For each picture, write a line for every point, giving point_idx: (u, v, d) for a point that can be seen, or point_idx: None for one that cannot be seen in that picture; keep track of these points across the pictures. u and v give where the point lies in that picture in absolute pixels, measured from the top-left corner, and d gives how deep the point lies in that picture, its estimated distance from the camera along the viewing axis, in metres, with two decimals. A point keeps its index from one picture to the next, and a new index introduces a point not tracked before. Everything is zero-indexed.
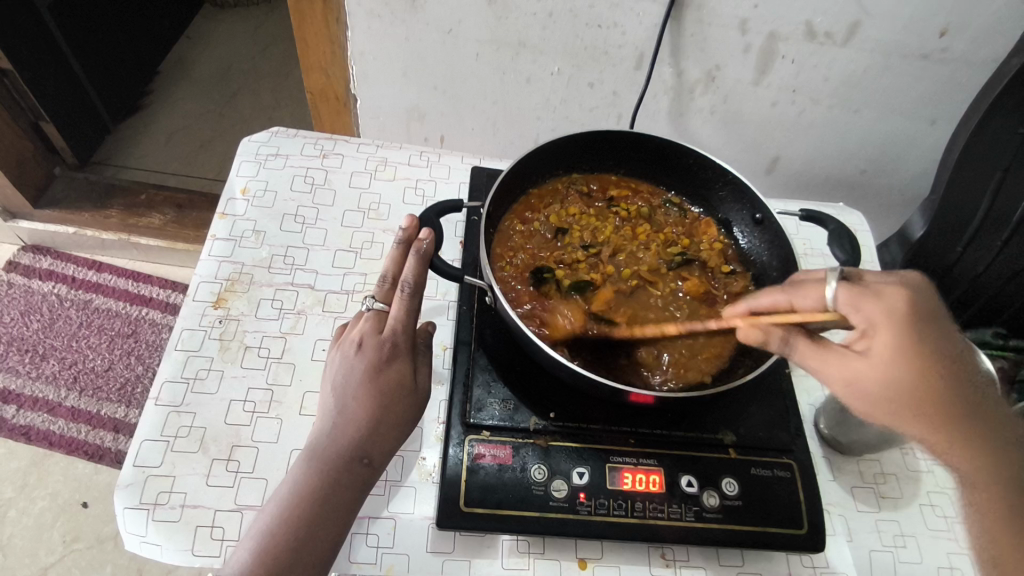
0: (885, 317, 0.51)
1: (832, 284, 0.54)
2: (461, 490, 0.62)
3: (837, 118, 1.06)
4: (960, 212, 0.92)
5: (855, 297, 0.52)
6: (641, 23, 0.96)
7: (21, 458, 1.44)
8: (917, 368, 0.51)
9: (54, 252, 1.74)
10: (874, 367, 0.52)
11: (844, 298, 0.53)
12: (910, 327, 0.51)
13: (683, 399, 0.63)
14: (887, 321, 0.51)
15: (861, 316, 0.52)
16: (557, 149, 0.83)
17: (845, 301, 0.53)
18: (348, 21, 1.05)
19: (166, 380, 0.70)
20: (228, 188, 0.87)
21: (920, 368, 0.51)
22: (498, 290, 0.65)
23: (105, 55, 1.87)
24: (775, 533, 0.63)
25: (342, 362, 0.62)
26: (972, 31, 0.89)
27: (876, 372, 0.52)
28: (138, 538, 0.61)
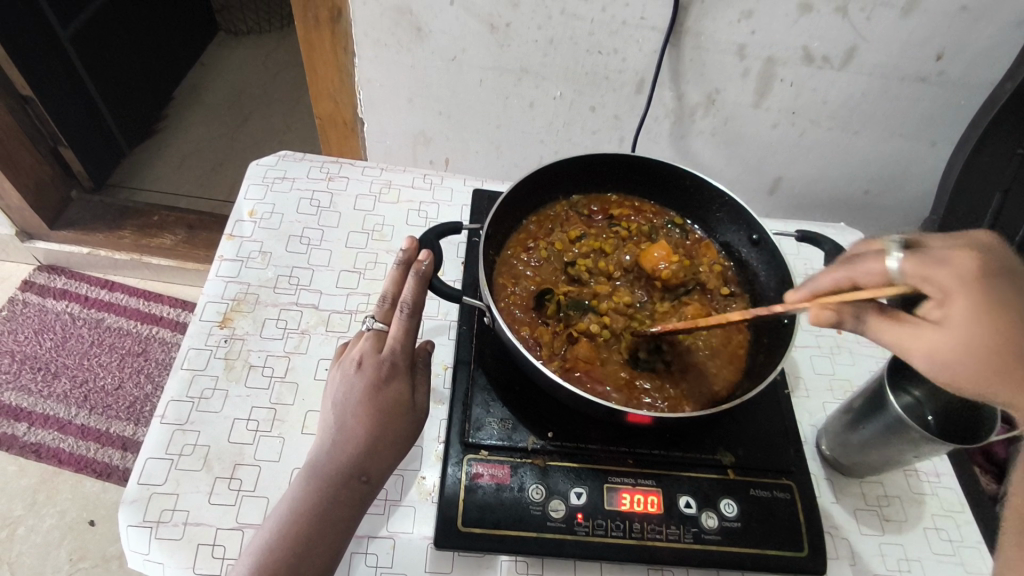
0: (966, 291, 0.47)
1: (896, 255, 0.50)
2: (458, 510, 0.62)
3: (838, 140, 1.07)
4: (963, 230, 0.90)
5: (921, 266, 0.48)
6: (640, 49, 0.98)
7: (30, 476, 1.45)
8: (998, 334, 0.47)
9: (68, 272, 1.78)
10: (958, 329, 0.48)
11: (912, 269, 0.49)
12: (989, 294, 0.47)
13: (681, 419, 0.64)
14: (963, 286, 0.47)
15: (933, 286, 0.48)
16: (556, 173, 0.85)
17: (914, 274, 0.49)
18: (355, 49, 1.08)
19: (171, 399, 0.71)
20: (236, 211, 0.89)
21: (1003, 329, 0.47)
22: (496, 310, 0.66)
23: (122, 81, 1.93)
24: (774, 556, 0.63)
25: (342, 381, 0.63)
26: (969, 55, 0.90)
27: (966, 333, 0.48)
28: (141, 556, 0.62)
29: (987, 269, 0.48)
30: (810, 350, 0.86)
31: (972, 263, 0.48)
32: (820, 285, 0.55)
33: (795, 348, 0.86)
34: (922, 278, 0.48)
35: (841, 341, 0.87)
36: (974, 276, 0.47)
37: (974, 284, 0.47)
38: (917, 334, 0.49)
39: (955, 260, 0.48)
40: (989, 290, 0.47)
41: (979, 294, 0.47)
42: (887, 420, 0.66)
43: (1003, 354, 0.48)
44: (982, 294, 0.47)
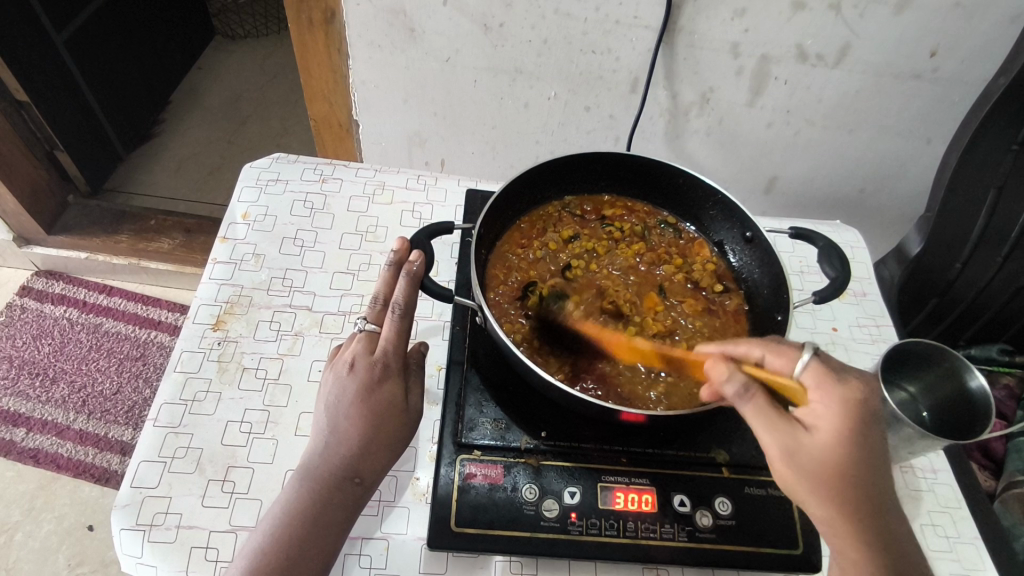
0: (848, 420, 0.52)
1: (806, 358, 0.55)
2: (452, 511, 0.62)
3: (833, 137, 1.07)
4: (956, 229, 0.91)
5: (822, 377, 0.54)
6: (634, 48, 0.98)
7: (29, 481, 1.45)
8: (838, 455, 0.51)
9: (66, 277, 1.78)
10: (816, 437, 0.52)
11: (813, 376, 0.54)
12: (849, 419, 0.52)
13: (675, 418, 0.63)
14: (837, 405, 0.52)
15: (817, 401, 0.53)
16: (549, 173, 0.85)
17: (811, 377, 0.54)
18: (349, 51, 1.08)
19: (164, 402, 0.71)
20: (229, 213, 0.89)
21: (841, 463, 0.51)
22: (488, 309, 0.66)
23: (119, 86, 1.93)
24: (769, 554, 0.62)
25: (335, 383, 0.63)
26: (962, 51, 0.90)
27: (819, 443, 0.52)
28: (134, 559, 0.61)
29: (854, 401, 0.52)
30: None
31: (856, 390, 0.53)
32: (737, 352, 0.58)
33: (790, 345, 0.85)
34: (817, 382, 0.54)
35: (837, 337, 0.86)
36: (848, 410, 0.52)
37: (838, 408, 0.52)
38: (784, 426, 0.53)
39: (842, 392, 0.53)
40: (850, 416, 0.52)
41: (843, 416, 0.52)
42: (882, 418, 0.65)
43: (839, 483, 0.51)
44: (842, 418, 0.52)
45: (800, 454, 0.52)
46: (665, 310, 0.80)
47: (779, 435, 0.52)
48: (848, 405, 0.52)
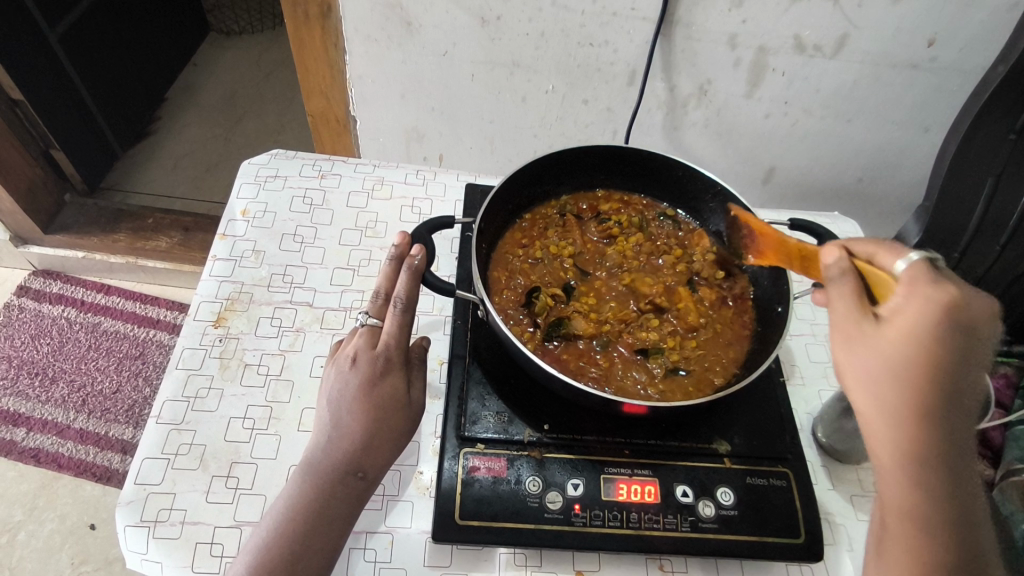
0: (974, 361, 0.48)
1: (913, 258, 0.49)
2: (456, 504, 0.62)
3: (830, 128, 1.07)
4: (955, 216, 0.91)
5: (917, 276, 0.47)
6: (632, 41, 0.98)
7: (30, 481, 1.45)
8: (926, 361, 0.46)
9: (64, 277, 1.78)
10: (889, 341, 0.47)
11: (909, 271, 0.48)
12: (944, 320, 0.45)
13: (676, 409, 0.64)
14: (926, 305, 0.46)
15: (906, 295, 0.47)
16: (547, 166, 0.85)
17: (907, 274, 0.48)
18: (346, 46, 1.08)
19: (167, 399, 0.71)
20: (229, 210, 0.89)
21: (923, 362, 0.46)
22: (489, 302, 0.66)
23: (114, 84, 1.92)
24: (771, 542, 0.63)
25: (337, 377, 0.63)
26: (960, 40, 0.90)
27: (886, 348, 0.47)
28: (139, 556, 0.62)
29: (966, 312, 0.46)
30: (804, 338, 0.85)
31: (952, 293, 0.46)
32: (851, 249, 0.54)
33: (790, 336, 0.85)
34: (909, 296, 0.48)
35: None
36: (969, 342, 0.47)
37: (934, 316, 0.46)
38: (856, 325, 0.49)
39: (940, 288, 0.46)
40: (940, 323, 0.46)
41: (937, 322, 0.46)
42: None
43: (911, 382, 0.46)
44: (931, 327, 0.46)
45: (875, 347, 0.48)
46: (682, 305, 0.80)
47: (846, 317, 0.50)
48: (953, 320, 0.46)
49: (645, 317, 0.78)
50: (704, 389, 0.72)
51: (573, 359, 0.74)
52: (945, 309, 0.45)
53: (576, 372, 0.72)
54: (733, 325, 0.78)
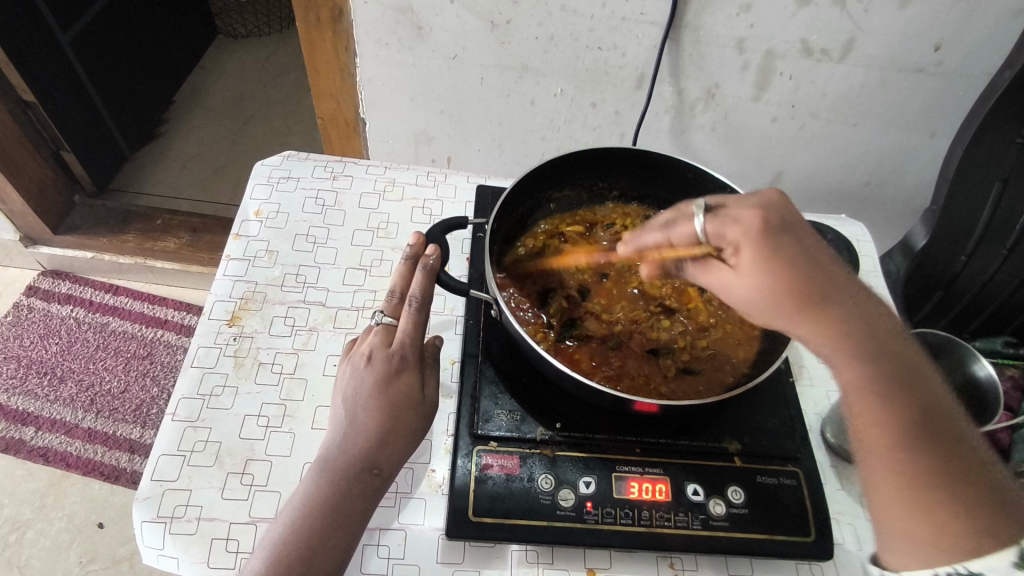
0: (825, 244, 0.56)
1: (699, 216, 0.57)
2: (469, 501, 0.63)
3: (837, 132, 1.08)
4: (960, 222, 0.92)
5: (718, 223, 0.56)
6: (640, 44, 0.99)
7: (39, 479, 1.46)
8: (785, 273, 0.53)
9: (73, 277, 1.79)
10: (738, 277, 0.56)
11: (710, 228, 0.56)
12: (769, 236, 0.54)
13: (688, 408, 0.64)
14: (752, 234, 0.54)
15: (729, 239, 0.56)
16: (558, 168, 0.86)
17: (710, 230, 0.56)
18: (357, 49, 1.09)
19: (182, 397, 0.72)
20: (242, 210, 0.90)
21: (789, 270, 0.53)
22: (502, 302, 0.67)
23: (123, 86, 1.94)
24: (781, 541, 0.63)
25: (352, 375, 0.63)
26: (966, 45, 0.91)
27: (749, 277, 0.55)
28: (155, 551, 0.62)
29: (777, 218, 0.55)
30: None
31: (757, 215, 0.55)
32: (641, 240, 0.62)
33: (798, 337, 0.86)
34: (720, 235, 0.56)
35: None
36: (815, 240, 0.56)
37: (757, 232, 0.54)
38: (710, 275, 0.58)
39: (744, 216, 0.55)
40: (764, 236, 0.54)
41: (762, 243, 0.54)
42: None
43: (795, 289, 0.54)
44: (761, 248, 0.54)
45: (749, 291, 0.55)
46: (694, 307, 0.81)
47: (721, 280, 0.57)
48: (769, 228, 0.54)
49: (658, 319, 0.79)
50: (716, 385, 0.73)
51: (586, 356, 0.74)
52: (766, 219, 0.55)
53: (589, 368, 0.73)
54: (744, 322, 0.79)
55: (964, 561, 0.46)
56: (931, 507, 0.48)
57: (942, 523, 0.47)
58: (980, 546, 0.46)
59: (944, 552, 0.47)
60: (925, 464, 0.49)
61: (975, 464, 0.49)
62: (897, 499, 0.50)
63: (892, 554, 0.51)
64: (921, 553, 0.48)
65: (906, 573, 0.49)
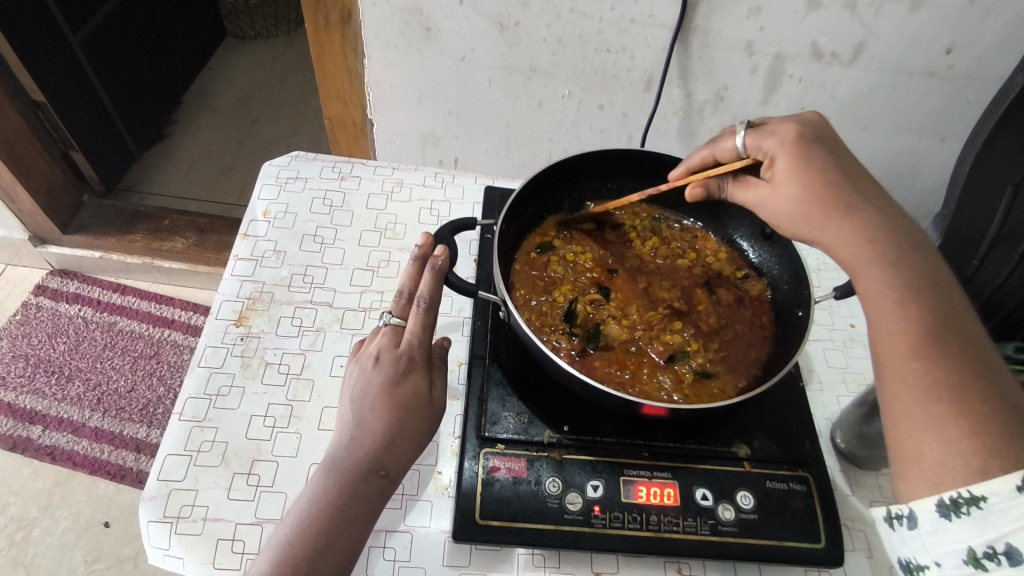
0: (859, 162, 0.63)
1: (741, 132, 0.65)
2: (476, 503, 0.63)
3: (847, 136, 1.07)
4: (973, 224, 0.90)
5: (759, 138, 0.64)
6: (649, 47, 0.99)
7: (45, 478, 1.47)
8: (815, 184, 0.60)
9: (81, 277, 1.80)
10: (777, 186, 0.63)
11: (751, 141, 0.64)
12: (805, 149, 0.61)
13: (697, 412, 0.64)
14: (790, 147, 0.62)
15: (765, 152, 0.63)
16: (567, 170, 0.85)
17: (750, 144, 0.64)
18: (365, 50, 1.09)
19: (189, 396, 0.72)
20: (250, 211, 0.90)
21: (823, 181, 0.60)
22: (511, 304, 0.67)
23: (132, 86, 1.95)
24: (792, 548, 0.63)
25: (360, 376, 0.63)
26: (978, 48, 0.90)
27: (783, 191, 0.62)
28: (161, 551, 0.62)
29: (814, 135, 0.63)
30: (823, 344, 0.85)
31: (797, 130, 0.62)
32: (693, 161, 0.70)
33: (809, 342, 0.85)
34: (758, 147, 0.64)
35: (856, 335, 0.86)
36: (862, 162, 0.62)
37: (795, 141, 0.62)
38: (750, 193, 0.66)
39: (782, 130, 0.63)
40: (802, 146, 0.61)
41: (796, 154, 0.61)
42: None
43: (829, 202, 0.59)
44: (798, 156, 0.61)
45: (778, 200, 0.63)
46: (704, 307, 0.80)
47: (757, 194, 0.65)
48: (803, 138, 0.62)
49: (668, 319, 0.78)
50: (728, 391, 0.72)
51: (601, 361, 0.74)
52: (801, 134, 0.62)
53: (602, 374, 0.73)
54: (755, 326, 0.79)
55: (968, 484, 0.45)
56: (942, 424, 0.48)
57: (946, 439, 0.47)
58: (987, 469, 0.45)
59: (951, 474, 0.47)
60: (941, 382, 0.50)
61: (994, 387, 0.49)
62: (913, 412, 0.50)
63: (900, 477, 0.51)
64: (928, 477, 0.48)
65: (913, 500, 0.49)
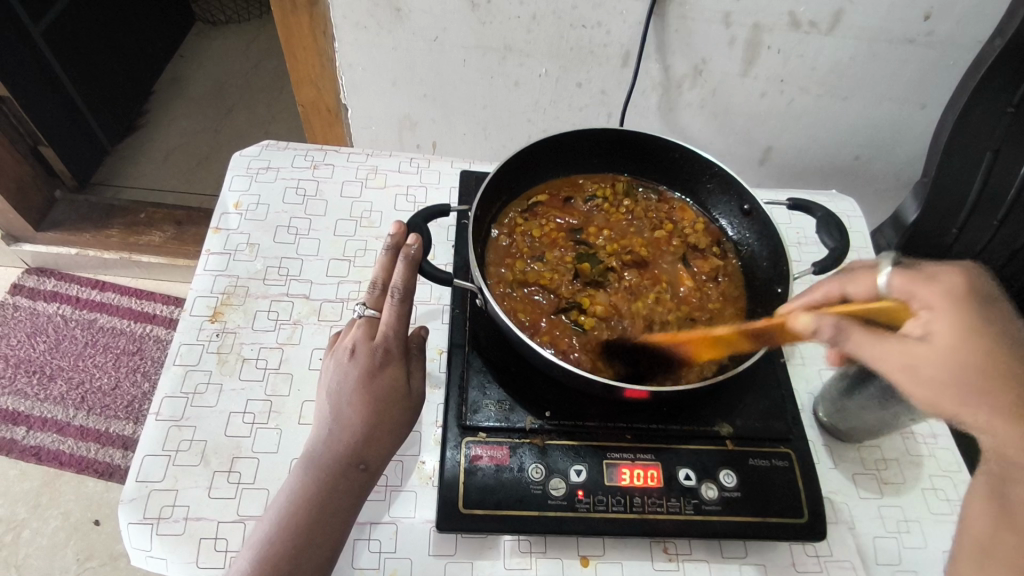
0: (944, 297, 0.52)
1: (888, 271, 0.56)
2: (459, 492, 0.62)
3: (827, 106, 1.06)
4: (954, 192, 0.90)
5: (909, 282, 0.54)
6: (625, 21, 0.97)
7: (32, 479, 1.45)
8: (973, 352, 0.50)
9: (58, 274, 1.76)
10: (939, 345, 0.50)
11: (899, 284, 0.54)
12: (969, 309, 0.51)
13: (677, 393, 0.64)
14: (948, 301, 0.52)
15: (919, 300, 0.53)
16: (545, 150, 0.84)
17: (900, 288, 0.54)
18: (334, 33, 1.05)
19: (166, 396, 0.70)
20: (221, 203, 0.88)
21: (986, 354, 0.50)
22: (487, 291, 0.66)
23: (99, 77, 1.89)
24: (775, 523, 0.63)
25: (336, 369, 0.62)
26: (957, 13, 0.89)
27: (941, 355, 0.50)
28: (143, 552, 0.61)
29: (975, 292, 0.52)
30: None
31: (954, 283, 0.53)
32: (818, 297, 0.60)
33: None
34: (909, 291, 0.54)
35: None
36: (957, 289, 0.52)
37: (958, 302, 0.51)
38: (890, 344, 0.52)
39: (947, 279, 0.53)
40: (969, 306, 0.51)
41: (965, 311, 0.51)
42: (881, 384, 0.65)
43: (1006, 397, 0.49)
44: (964, 314, 0.51)
45: (920, 355, 0.50)
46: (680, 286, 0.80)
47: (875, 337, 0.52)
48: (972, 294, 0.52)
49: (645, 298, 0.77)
50: (706, 366, 0.70)
51: (546, 277, 0.78)
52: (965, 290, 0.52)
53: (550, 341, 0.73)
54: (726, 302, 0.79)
55: None
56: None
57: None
58: None
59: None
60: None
61: None
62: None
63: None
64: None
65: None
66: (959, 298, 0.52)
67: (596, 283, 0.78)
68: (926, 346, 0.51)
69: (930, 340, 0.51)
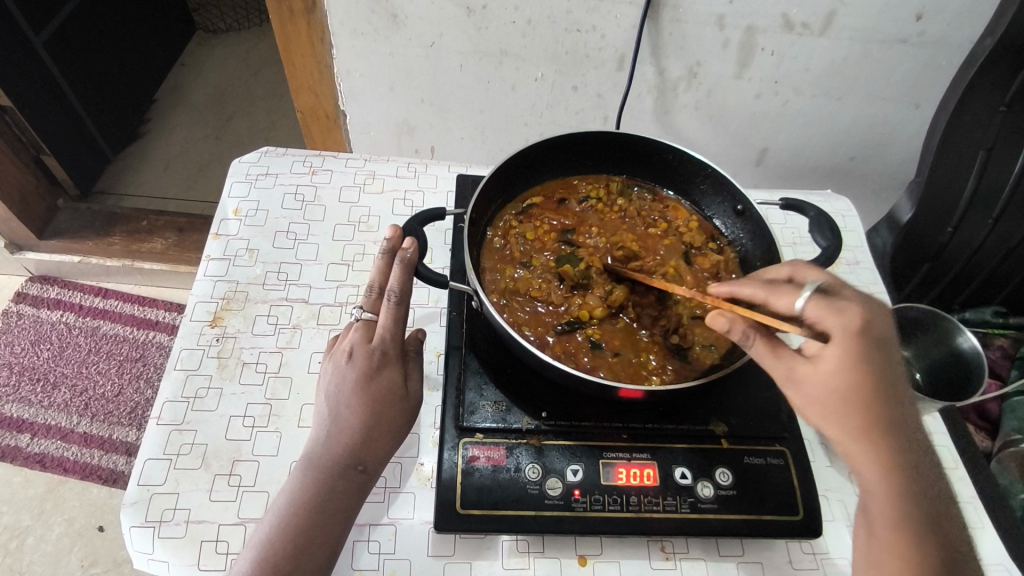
0: (842, 332, 0.51)
1: (806, 295, 0.54)
2: (457, 493, 0.63)
3: (822, 107, 1.07)
4: (948, 192, 0.91)
5: (822, 309, 0.52)
6: (619, 24, 0.98)
7: (36, 486, 1.46)
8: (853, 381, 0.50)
9: (61, 282, 1.78)
10: (820, 372, 0.51)
11: (812, 310, 0.53)
12: (859, 343, 0.50)
13: (673, 392, 0.64)
14: (840, 333, 0.51)
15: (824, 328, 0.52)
16: (541, 152, 0.85)
17: (811, 313, 0.53)
18: (332, 40, 1.07)
19: (167, 400, 0.71)
20: (220, 209, 0.89)
21: (862, 380, 0.50)
22: (483, 294, 0.66)
23: (100, 86, 1.91)
24: (770, 521, 0.64)
25: (334, 372, 0.63)
26: (948, 13, 0.90)
27: (822, 377, 0.51)
28: (145, 555, 0.62)
29: (871, 327, 0.51)
30: None
31: (854, 316, 0.51)
32: (741, 293, 0.59)
33: None
34: (817, 319, 0.53)
35: None
36: (854, 326, 0.51)
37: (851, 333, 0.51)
38: (782, 364, 0.53)
39: (848, 311, 0.52)
40: (863, 343, 0.50)
41: (856, 347, 0.50)
42: None
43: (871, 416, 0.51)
44: (856, 349, 0.50)
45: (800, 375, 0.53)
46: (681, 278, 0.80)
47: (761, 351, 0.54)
48: (865, 330, 0.51)
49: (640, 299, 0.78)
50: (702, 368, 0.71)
51: (535, 288, 0.78)
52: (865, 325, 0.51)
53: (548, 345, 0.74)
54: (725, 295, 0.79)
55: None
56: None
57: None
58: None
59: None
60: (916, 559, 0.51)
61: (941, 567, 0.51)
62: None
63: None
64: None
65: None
66: (854, 330, 0.50)
67: (583, 285, 0.77)
68: (813, 367, 0.52)
69: (815, 365, 0.52)
